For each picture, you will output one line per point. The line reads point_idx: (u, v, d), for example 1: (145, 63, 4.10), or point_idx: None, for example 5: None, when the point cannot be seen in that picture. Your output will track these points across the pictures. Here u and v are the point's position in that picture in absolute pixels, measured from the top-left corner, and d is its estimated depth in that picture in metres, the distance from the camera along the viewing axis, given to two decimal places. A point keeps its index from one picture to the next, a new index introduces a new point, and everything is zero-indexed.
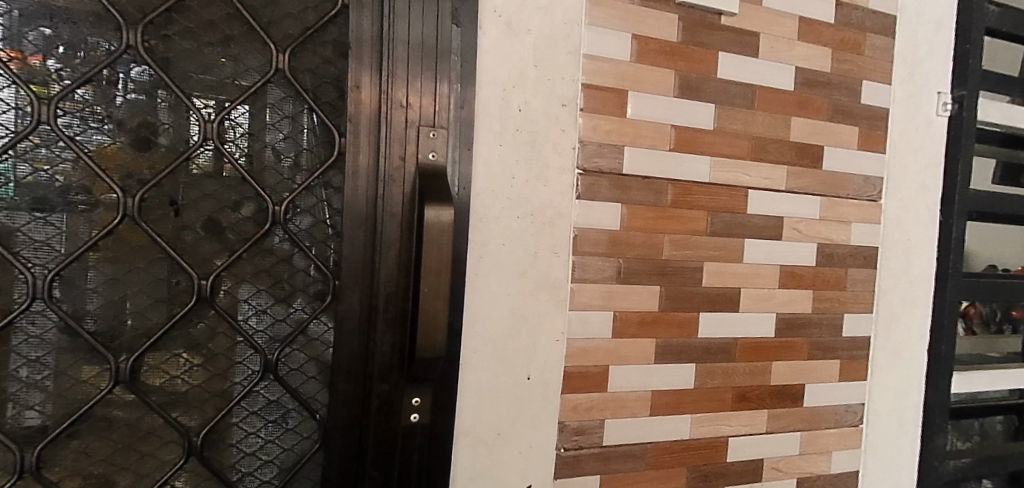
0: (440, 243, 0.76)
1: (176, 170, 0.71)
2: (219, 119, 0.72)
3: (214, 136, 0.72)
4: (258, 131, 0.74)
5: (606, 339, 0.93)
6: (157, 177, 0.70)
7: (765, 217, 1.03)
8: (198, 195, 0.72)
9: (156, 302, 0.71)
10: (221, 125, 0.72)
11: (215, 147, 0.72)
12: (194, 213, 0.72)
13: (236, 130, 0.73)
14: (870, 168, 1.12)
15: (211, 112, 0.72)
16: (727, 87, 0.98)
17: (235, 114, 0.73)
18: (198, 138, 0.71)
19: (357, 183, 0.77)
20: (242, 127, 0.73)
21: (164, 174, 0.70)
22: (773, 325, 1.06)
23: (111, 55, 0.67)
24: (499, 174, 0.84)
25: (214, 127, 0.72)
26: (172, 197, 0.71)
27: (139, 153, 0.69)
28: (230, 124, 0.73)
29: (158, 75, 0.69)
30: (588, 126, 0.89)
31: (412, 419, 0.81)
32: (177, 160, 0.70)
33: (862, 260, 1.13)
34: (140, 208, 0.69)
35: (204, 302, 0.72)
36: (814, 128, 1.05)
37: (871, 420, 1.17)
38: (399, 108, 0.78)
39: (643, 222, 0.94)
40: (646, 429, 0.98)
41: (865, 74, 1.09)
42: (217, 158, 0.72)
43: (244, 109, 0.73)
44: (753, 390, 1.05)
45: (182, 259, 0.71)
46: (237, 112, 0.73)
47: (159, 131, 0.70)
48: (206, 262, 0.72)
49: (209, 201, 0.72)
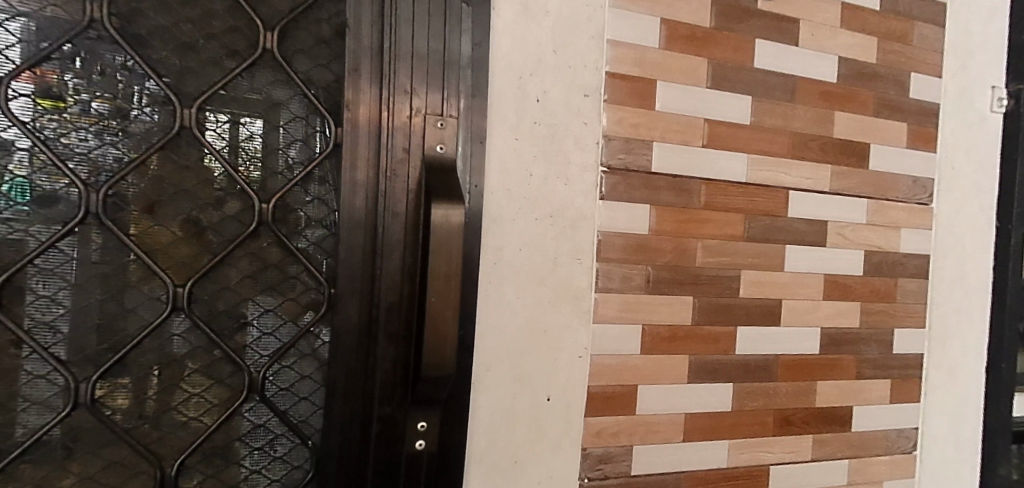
0: (450, 246, 0.68)
1: (149, 163, 0.63)
2: (198, 105, 0.64)
3: (191, 123, 0.64)
4: (241, 118, 0.66)
5: (634, 355, 0.84)
6: (126, 170, 0.62)
7: (807, 221, 0.94)
8: (173, 192, 0.64)
9: (127, 313, 0.63)
10: (202, 112, 0.65)
11: (191, 134, 0.64)
12: (170, 211, 0.64)
13: (218, 117, 0.65)
14: (921, 168, 1.02)
15: (191, 97, 0.64)
16: (765, 78, 0.89)
17: (217, 100, 0.65)
18: (173, 126, 0.64)
19: (356, 178, 0.69)
20: (223, 113, 0.66)
21: (135, 167, 0.62)
22: (817, 341, 0.96)
23: (71, 30, 0.60)
24: (514, 171, 0.76)
25: (191, 114, 0.64)
26: (144, 193, 0.63)
27: (107, 146, 0.62)
28: (211, 111, 0.65)
29: (124, 52, 0.62)
30: (613, 118, 0.80)
31: (417, 446, 0.72)
32: (149, 151, 0.63)
33: (913, 270, 1.03)
34: (107, 206, 0.62)
35: (179, 312, 0.64)
36: (860, 124, 0.96)
37: (926, 446, 1.06)
38: (403, 94, 0.70)
39: (674, 226, 0.85)
40: (679, 456, 0.88)
41: (914, 65, 1.00)
42: (197, 149, 0.65)
43: (224, 93, 0.65)
44: (797, 413, 0.95)
45: (156, 264, 0.64)
46: (219, 96, 0.65)
47: (129, 119, 0.62)
48: (182, 266, 0.64)
49: (186, 198, 0.64)
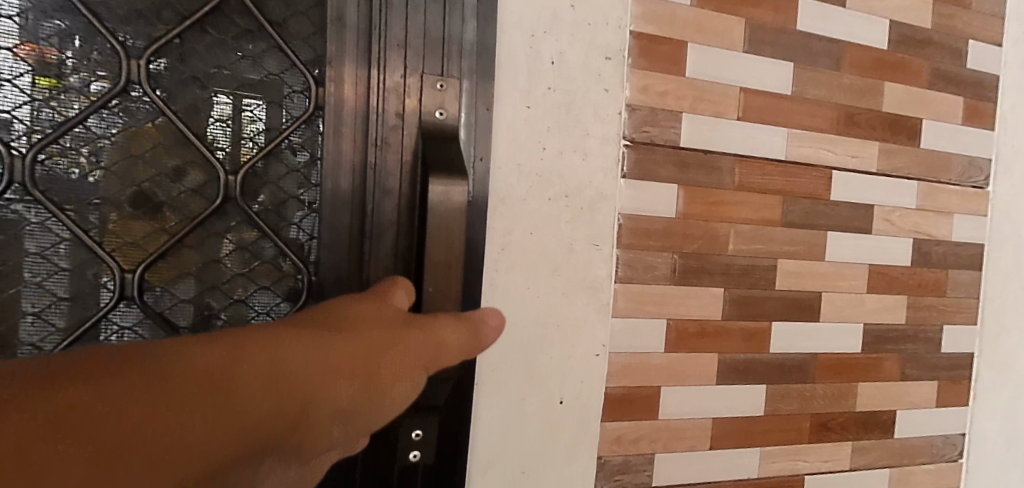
0: (451, 229, 0.58)
1: (86, 124, 0.54)
2: (148, 57, 0.55)
3: (140, 78, 0.55)
4: (201, 72, 0.57)
5: (658, 353, 0.75)
6: (58, 132, 0.53)
7: (851, 205, 0.84)
8: (116, 159, 0.55)
9: (64, 303, 0.55)
10: (153, 65, 0.56)
11: (140, 91, 0.55)
12: (117, 184, 0.55)
13: (171, 71, 0.56)
14: (976, 147, 0.92)
15: (140, 46, 0.55)
16: (808, 43, 0.79)
17: (172, 52, 0.56)
18: (116, 80, 0.55)
19: (341, 147, 0.60)
20: (177, 67, 0.56)
21: (68, 131, 0.54)
22: (859, 338, 0.87)
23: None
24: (524, 143, 0.67)
25: (138, 67, 0.55)
26: (82, 162, 0.54)
27: (35, 103, 0.53)
28: (164, 64, 0.56)
29: None
30: (637, 85, 0.71)
31: (411, 458, 0.63)
32: (89, 110, 0.54)
33: (965, 261, 0.93)
34: (35, 176, 0.53)
35: (128, 301, 0.56)
36: (912, 97, 0.86)
37: (973, 454, 0.96)
38: (396, 48, 0.60)
39: (704, 208, 0.75)
40: (706, 465, 0.79)
41: (972, 32, 0.89)
42: (147, 109, 0.56)
43: (181, 42, 0.56)
44: (836, 418, 0.86)
45: (101, 247, 0.55)
46: (174, 45, 0.56)
47: (70, 73, 0.53)
48: (133, 249, 0.56)
49: (136, 168, 0.56)
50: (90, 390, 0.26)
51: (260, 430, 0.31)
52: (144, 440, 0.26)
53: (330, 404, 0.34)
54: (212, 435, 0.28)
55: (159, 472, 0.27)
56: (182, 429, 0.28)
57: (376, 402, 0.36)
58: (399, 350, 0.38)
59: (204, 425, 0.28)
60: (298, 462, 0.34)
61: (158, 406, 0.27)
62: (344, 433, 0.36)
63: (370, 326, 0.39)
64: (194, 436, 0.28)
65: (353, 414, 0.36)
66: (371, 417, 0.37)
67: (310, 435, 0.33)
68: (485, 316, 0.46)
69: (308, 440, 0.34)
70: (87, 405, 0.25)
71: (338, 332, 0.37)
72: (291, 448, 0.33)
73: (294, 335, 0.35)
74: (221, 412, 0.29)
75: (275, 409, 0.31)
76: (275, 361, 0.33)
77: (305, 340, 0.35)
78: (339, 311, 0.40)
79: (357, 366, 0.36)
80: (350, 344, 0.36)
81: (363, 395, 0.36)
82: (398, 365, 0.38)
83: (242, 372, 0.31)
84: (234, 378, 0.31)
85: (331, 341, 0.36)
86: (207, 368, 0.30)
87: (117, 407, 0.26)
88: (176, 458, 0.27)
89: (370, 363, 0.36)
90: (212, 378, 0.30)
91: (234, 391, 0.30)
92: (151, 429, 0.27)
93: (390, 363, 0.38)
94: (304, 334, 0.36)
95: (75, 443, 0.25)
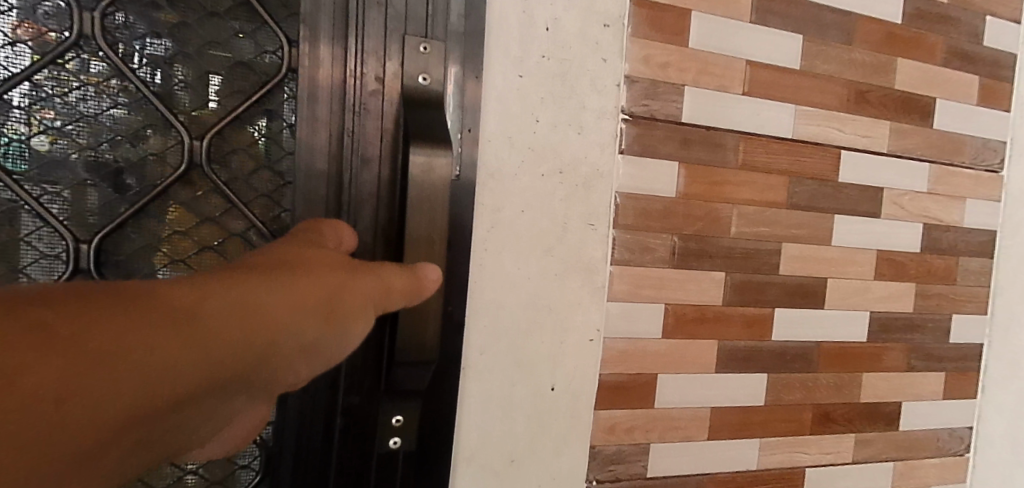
0: (433, 205, 0.55)
1: (36, 81, 0.52)
2: (98, 8, 0.53)
3: (93, 33, 0.53)
4: (162, 27, 0.55)
5: (654, 339, 0.71)
6: (4, 88, 0.52)
7: (861, 187, 0.80)
8: (70, 120, 0.53)
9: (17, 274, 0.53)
10: (108, 17, 0.53)
11: (94, 47, 0.53)
12: (69, 147, 0.54)
13: (127, 26, 0.54)
14: (990, 129, 0.88)
15: None
16: (817, 14, 0.75)
17: (129, 4, 0.54)
18: (67, 33, 0.53)
19: (317, 115, 0.57)
20: (135, 21, 0.54)
21: (14, 86, 0.52)
22: (866, 327, 0.83)
23: None
24: (516, 115, 0.63)
25: (92, 20, 0.53)
26: (33, 123, 0.53)
27: None
28: (120, 19, 0.54)
29: None
30: (638, 55, 0.67)
31: (392, 444, 0.61)
32: (38, 65, 0.52)
33: (977, 248, 0.89)
34: None
35: (83, 272, 0.55)
36: (926, 74, 0.82)
37: (980, 447, 0.93)
38: (375, 7, 0.57)
39: (706, 188, 0.71)
40: (702, 456, 0.76)
41: (990, 7, 0.85)
42: (103, 66, 0.54)
43: None
44: (840, 409, 0.83)
45: (52, 214, 0.54)
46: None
47: (16, 26, 0.51)
48: (87, 217, 0.54)
49: (90, 131, 0.54)
50: (52, 317, 0.23)
51: (231, 365, 0.30)
52: (104, 375, 0.24)
53: (294, 341, 0.34)
54: (174, 370, 0.27)
55: (130, 399, 0.25)
56: (149, 359, 0.26)
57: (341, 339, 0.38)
58: (352, 292, 0.39)
59: (178, 364, 0.27)
60: (258, 395, 0.34)
61: (131, 343, 0.25)
62: (310, 368, 0.37)
63: (335, 267, 0.39)
64: (170, 370, 0.27)
65: (318, 349, 0.37)
66: (332, 354, 0.38)
67: (276, 367, 0.34)
68: (427, 270, 0.48)
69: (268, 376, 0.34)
70: (43, 334, 0.23)
71: (302, 269, 0.37)
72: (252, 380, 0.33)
73: (258, 274, 0.34)
74: (185, 349, 0.27)
75: (247, 342, 0.31)
76: (247, 298, 0.32)
77: (274, 279, 0.34)
78: (297, 250, 0.40)
79: (324, 303, 0.37)
80: (318, 282, 0.37)
81: (327, 332, 0.37)
82: (361, 306, 0.40)
83: (207, 307, 0.30)
84: (208, 309, 0.29)
85: (299, 278, 0.36)
86: (162, 302, 0.28)
87: (95, 339, 0.24)
88: (153, 390, 0.26)
89: (337, 302, 0.38)
90: (182, 311, 0.28)
91: (209, 327, 0.29)
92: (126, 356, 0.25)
93: (354, 305, 0.39)
94: (260, 272, 0.34)
95: (50, 385, 0.22)
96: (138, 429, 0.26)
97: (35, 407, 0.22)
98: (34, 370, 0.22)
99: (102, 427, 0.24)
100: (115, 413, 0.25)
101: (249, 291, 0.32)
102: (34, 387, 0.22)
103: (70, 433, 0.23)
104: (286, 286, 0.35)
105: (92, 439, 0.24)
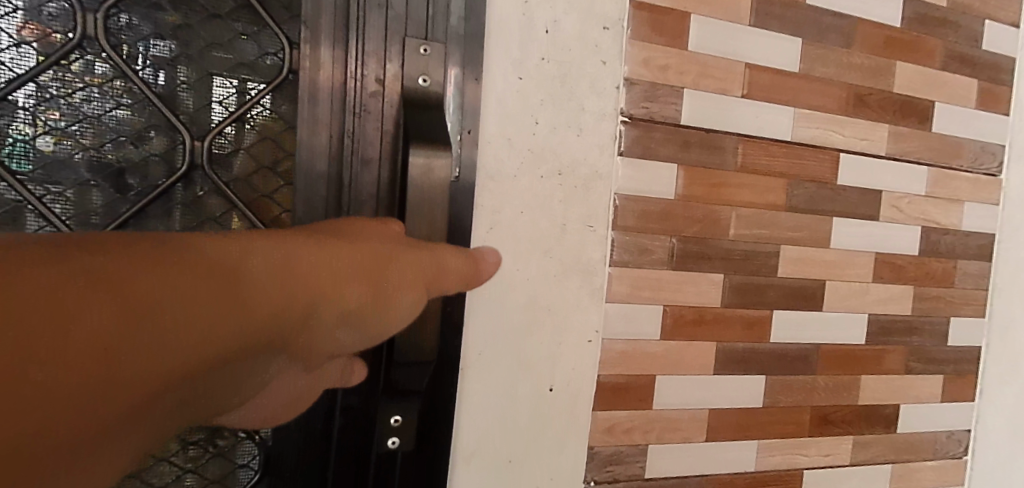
0: (434, 206, 0.55)
1: (39, 81, 0.53)
2: (101, 8, 0.53)
3: (96, 33, 0.53)
4: (165, 26, 0.55)
5: (653, 340, 0.72)
6: (8, 88, 0.52)
7: (860, 190, 0.80)
8: (74, 121, 0.54)
9: None
10: (110, 18, 0.54)
11: (97, 46, 0.54)
12: (72, 147, 0.54)
13: (129, 26, 0.54)
14: (989, 132, 0.88)
15: None
16: (817, 18, 0.75)
17: (132, 6, 0.54)
18: (70, 34, 0.53)
19: (317, 116, 0.58)
20: (137, 22, 0.54)
21: (20, 87, 0.52)
22: (864, 329, 0.83)
23: None
24: (516, 116, 0.63)
25: (95, 21, 0.53)
26: (36, 123, 0.53)
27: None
28: (121, 18, 0.54)
29: None
30: (638, 58, 0.67)
31: (390, 445, 0.61)
32: (42, 65, 0.53)
33: (976, 251, 0.89)
34: None
35: None
36: (925, 78, 0.82)
37: (978, 450, 0.93)
38: (376, 9, 0.57)
39: (705, 190, 0.72)
40: (701, 457, 0.76)
41: (990, 11, 0.85)
42: (106, 67, 0.54)
43: None
44: (838, 412, 0.83)
45: (52, 215, 0.54)
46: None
47: (21, 27, 0.52)
48: (88, 218, 0.55)
49: (91, 131, 0.54)
50: (97, 272, 0.25)
51: (273, 325, 0.33)
52: (146, 324, 0.26)
53: (331, 307, 0.37)
54: (215, 325, 0.29)
55: (174, 350, 0.27)
56: (194, 312, 0.28)
57: (381, 309, 0.41)
58: (393, 265, 0.42)
59: (215, 316, 0.29)
60: (298, 356, 0.37)
61: (170, 300, 0.27)
62: (345, 336, 0.39)
63: (379, 242, 0.43)
64: (210, 329, 0.29)
65: (355, 317, 0.39)
66: (374, 326, 0.41)
67: (313, 331, 0.37)
68: (484, 254, 0.51)
69: (306, 340, 0.37)
70: (96, 279, 0.25)
71: (343, 241, 0.40)
72: (292, 342, 0.35)
73: (299, 240, 0.37)
74: (226, 307, 0.30)
75: (286, 303, 0.33)
76: (286, 263, 0.34)
77: (314, 245, 0.37)
78: (341, 228, 0.43)
79: (356, 271, 0.39)
80: (357, 252, 0.40)
81: (361, 301, 0.39)
82: (401, 279, 0.42)
83: (248, 267, 0.32)
84: (246, 269, 0.32)
85: (337, 248, 0.39)
86: (206, 258, 0.31)
87: (137, 291, 0.26)
88: (195, 343, 0.28)
89: (378, 274, 0.41)
90: (223, 266, 0.31)
91: (242, 288, 0.31)
92: (170, 307, 0.27)
93: (392, 278, 0.41)
94: (299, 240, 0.37)
95: (94, 328, 0.24)
96: (184, 381, 0.28)
97: (86, 348, 0.24)
98: (86, 317, 0.24)
99: (149, 374, 0.26)
100: (160, 365, 0.27)
101: (289, 255, 0.35)
102: (88, 333, 0.24)
103: (121, 380, 0.25)
104: (327, 252, 0.38)
105: (137, 380, 0.26)
